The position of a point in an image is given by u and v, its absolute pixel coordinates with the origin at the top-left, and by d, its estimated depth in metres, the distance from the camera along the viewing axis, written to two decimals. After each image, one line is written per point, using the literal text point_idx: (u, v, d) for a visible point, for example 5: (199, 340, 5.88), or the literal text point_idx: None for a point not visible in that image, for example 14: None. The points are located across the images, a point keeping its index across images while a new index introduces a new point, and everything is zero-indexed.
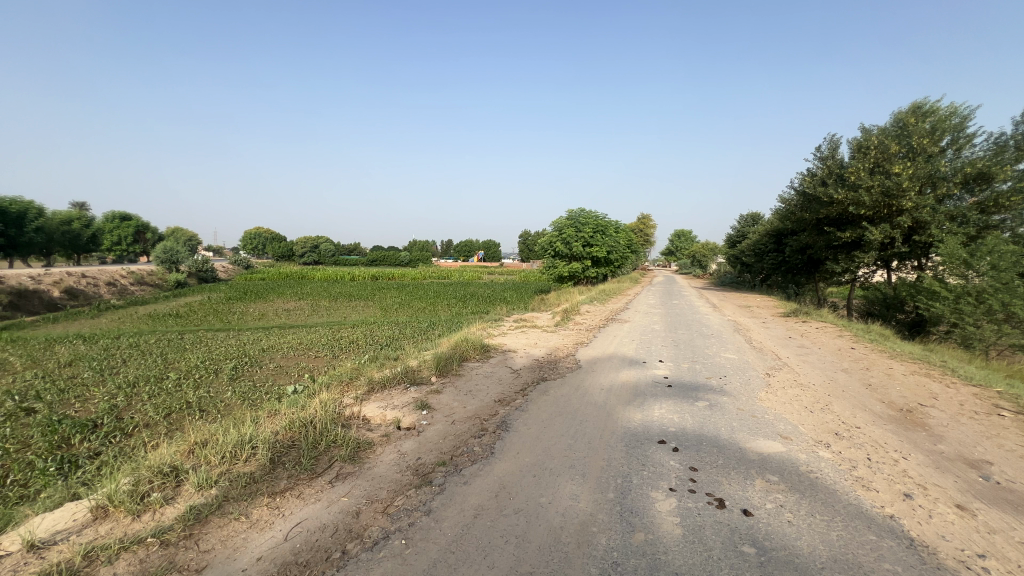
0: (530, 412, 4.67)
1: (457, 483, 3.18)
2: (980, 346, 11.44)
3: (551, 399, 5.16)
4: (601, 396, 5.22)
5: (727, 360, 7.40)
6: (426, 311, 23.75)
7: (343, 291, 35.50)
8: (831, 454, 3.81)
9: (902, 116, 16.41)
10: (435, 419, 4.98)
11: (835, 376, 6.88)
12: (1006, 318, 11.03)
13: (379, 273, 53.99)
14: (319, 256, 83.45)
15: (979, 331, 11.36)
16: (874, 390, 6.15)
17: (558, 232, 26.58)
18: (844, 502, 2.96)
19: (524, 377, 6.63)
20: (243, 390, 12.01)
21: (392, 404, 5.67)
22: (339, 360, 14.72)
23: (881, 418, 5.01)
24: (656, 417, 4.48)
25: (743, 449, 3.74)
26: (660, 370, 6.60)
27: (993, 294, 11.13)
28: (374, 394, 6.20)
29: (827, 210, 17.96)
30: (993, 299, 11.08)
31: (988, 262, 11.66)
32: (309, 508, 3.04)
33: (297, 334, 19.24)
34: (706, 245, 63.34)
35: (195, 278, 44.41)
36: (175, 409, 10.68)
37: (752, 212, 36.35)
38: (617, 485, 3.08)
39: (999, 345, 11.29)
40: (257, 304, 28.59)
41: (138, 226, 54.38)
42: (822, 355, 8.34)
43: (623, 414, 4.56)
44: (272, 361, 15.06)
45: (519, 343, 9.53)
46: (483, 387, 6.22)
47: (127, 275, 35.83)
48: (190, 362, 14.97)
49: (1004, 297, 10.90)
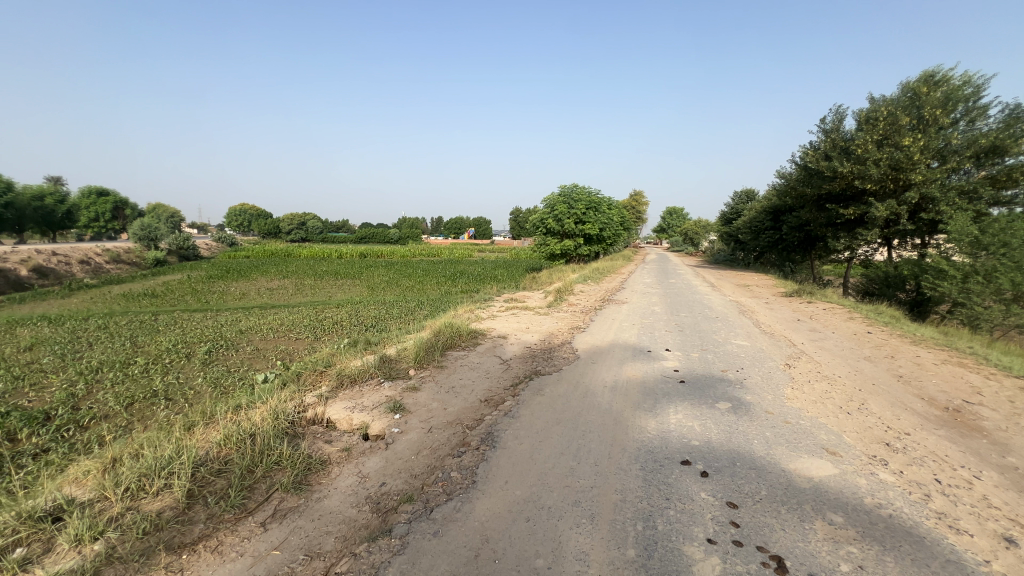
0: (521, 419, 3.88)
1: (424, 535, 2.39)
2: (986, 327, 10.95)
3: (546, 400, 4.35)
4: (606, 397, 4.43)
5: (740, 348, 6.70)
6: (414, 290, 22.76)
7: (327, 268, 34.33)
8: (892, 475, 3.07)
9: (912, 86, 15.53)
10: (409, 426, 4.21)
11: (860, 367, 6.16)
12: (1014, 298, 10.55)
13: (369, 250, 52.74)
14: (307, 233, 81.41)
15: (985, 311, 10.83)
16: (908, 383, 5.47)
17: (549, 208, 25.58)
18: (940, 558, 2.22)
19: (516, 369, 5.84)
20: (214, 377, 11.15)
21: (361, 405, 4.87)
22: (320, 343, 13.94)
23: (928, 421, 4.33)
24: (674, 426, 3.72)
25: (787, 473, 2.98)
26: (669, 360, 5.85)
27: (1003, 273, 10.55)
28: (342, 391, 5.40)
29: (830, 184, 17.30)
30: (1002, 278, 10.53)
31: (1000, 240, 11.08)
32: (221, 572, 2.25)
33: (277, 315, 18.29)
34: (698, 223, 62.87)
35: (176, 256, 43.03)
36: (138, 398, 9.87)
37: (747, 188, 35.75)
38: (639, 537, 2.32)
39: (1006, 326, 10.78)
40: (240, 283, 27.50)
41: (117, 202, 52.57)
42: (839, 341, 7.67)
43: (634, 422, 3.79)
44: (249, 343, 14.24)
45: (510, 326, 8.79)
46: (468, 382, 5.43)
47: (102, 252, 34.23)
48: (161, 345, 14.05)
49: (1014, 276, 10.36)
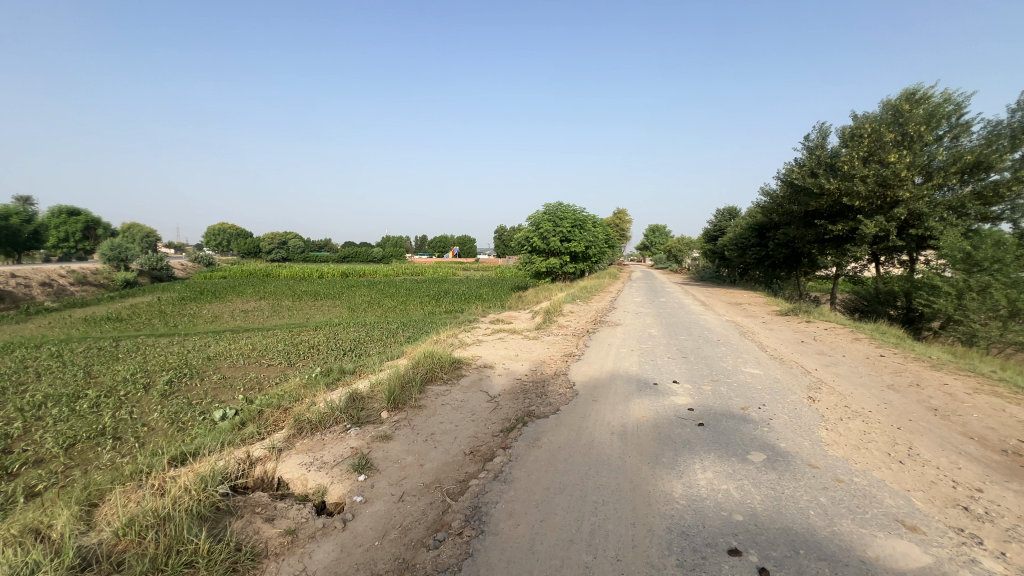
0: (516, 485, 3.11)
1: None
2: (984, 344, 10.50)
3: (544, 454, 3.59)
4: (616, 449, 3.67)
5: (753, 377, 6.04)
6: (396, 311, 21.84)
7: (306, 289, 33.11)
8: (1002, 564, 2.36)
9: (894, 103, 15.51)
10: (375, 492, 3.39)
11: (888, 399, 5.50)
12: (1010, 314, 10.20)
13: (351, 270, 51.50)
14: (288, 253, 79.60)
15: (983, 328, 10.37)
16: (949, 420, 4.85)
17: (534, 227, 25.11)
18: None
19: (506, 409, 5.04)
20: (173, 412, 10.04)
21: (319, 461, 4.01)
22: (292, 370, 12.90)
23: (994, 470, 3.67)
24: (707, 493, 2.98)
25: (870, 566, 2.27)
26: (679, 396, 5.13)
27: (998, 288, 10.20)
28: (301, 441, 4.55)
29: (817, 202, 17.15)
30: (997, 293, 10.18)
31: (992, 256, 10.63)
32: None
33: (250, 339, 17.13)
34: (681, 241, 63.15)
35: (148, 277, 41.25)
36: (81, 438, 8.73)
37: (729, 206, 35.96)
38: None
39: (1004, 343, 10.32)
40: (213, 305, 26.14)
41: (89, 221, 50.84)
42: (854, 366, 7.08)
43: (657, 488, 3.03)
44: (215, 371, 13.12)
45: (497, 354, 8.02)
46: (450, 427, 4.61)
47: (67, 274, 32.49)
48: (118, 375, 12.83)
49: (1010, 292, 10.02)
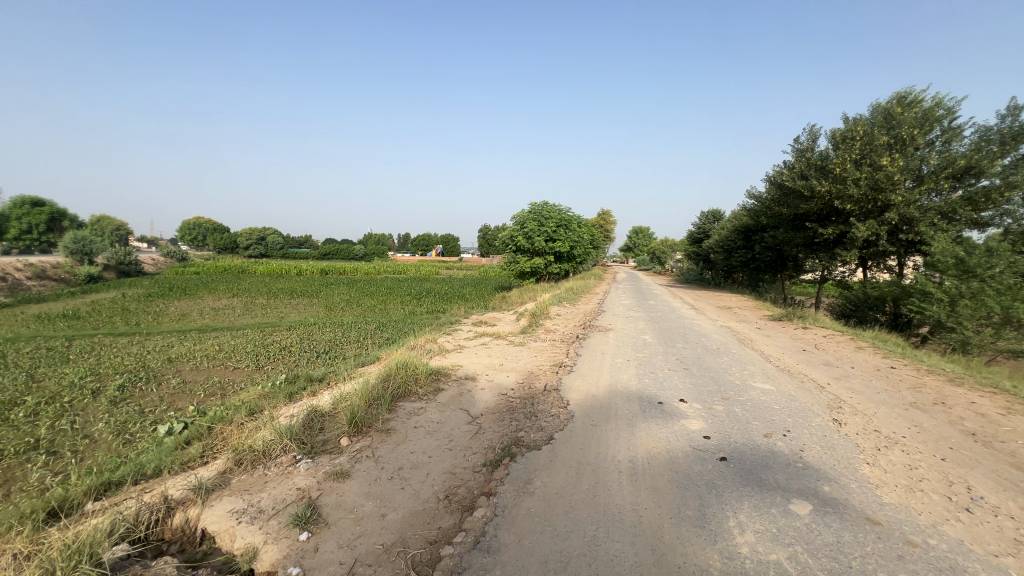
0: (504, 561, 2.34)
1: None
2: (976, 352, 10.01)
3: (539, 506, 2.84)
4: (627, 497, 2.95)
5: (767, 394, 5.39)
6: (376, 310, 20.84)
7: (283, 286, 31.71)
8: None
9: (885, 106, 15.18)
10: (318, 560, 2.58)
11: (917, 421, 4.89)
12: (1003, 321, 9.65)
13: (330, 267, 49.81)
14: (266, 249, 77.09)
15: (975, 335, 9.91)
16: (994, 447, 4.25)
17: (519, 225, 24.38)
18: None
19: (489, 434, 4.28)
20: (120, 422, 8.95)
21: (252, 508, 3.17)
22: (260, 375, 11.86)
23: None
24: (754, 569, 2.27)
25: None
26: (691, 419, 4.43)
27: (991, 295, 9.74)
28: (239, 477, 3.72)
29: (807, 205, 16.77)
30: (991, 300, 9.69)
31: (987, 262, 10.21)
32: None
33: (216, 339, 15.94)
34: (666, 243, 63.15)
35: (115, 271, 39.20)
36: (7, 453, 7.60)
37: (714, 209, 35.80)
38: None
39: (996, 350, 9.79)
40: (182, 303, 24.66)
41: (53, 212, 48.25)
42: (868, 380, 6.51)
43: (688, 562, 2.30)
44: (174, 375, 12.00)
45: (479, 362, 7.26)
46: (423, 458, 3.82)
47: (24, 267, 30.45)
48: (64, 379, 11.60)
49: (1005, 299, 9.51)
